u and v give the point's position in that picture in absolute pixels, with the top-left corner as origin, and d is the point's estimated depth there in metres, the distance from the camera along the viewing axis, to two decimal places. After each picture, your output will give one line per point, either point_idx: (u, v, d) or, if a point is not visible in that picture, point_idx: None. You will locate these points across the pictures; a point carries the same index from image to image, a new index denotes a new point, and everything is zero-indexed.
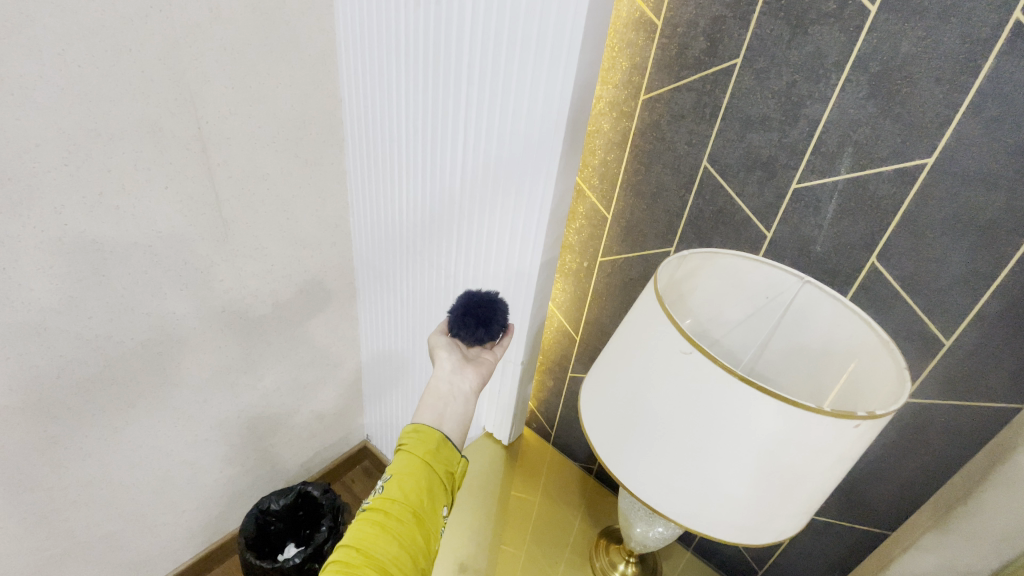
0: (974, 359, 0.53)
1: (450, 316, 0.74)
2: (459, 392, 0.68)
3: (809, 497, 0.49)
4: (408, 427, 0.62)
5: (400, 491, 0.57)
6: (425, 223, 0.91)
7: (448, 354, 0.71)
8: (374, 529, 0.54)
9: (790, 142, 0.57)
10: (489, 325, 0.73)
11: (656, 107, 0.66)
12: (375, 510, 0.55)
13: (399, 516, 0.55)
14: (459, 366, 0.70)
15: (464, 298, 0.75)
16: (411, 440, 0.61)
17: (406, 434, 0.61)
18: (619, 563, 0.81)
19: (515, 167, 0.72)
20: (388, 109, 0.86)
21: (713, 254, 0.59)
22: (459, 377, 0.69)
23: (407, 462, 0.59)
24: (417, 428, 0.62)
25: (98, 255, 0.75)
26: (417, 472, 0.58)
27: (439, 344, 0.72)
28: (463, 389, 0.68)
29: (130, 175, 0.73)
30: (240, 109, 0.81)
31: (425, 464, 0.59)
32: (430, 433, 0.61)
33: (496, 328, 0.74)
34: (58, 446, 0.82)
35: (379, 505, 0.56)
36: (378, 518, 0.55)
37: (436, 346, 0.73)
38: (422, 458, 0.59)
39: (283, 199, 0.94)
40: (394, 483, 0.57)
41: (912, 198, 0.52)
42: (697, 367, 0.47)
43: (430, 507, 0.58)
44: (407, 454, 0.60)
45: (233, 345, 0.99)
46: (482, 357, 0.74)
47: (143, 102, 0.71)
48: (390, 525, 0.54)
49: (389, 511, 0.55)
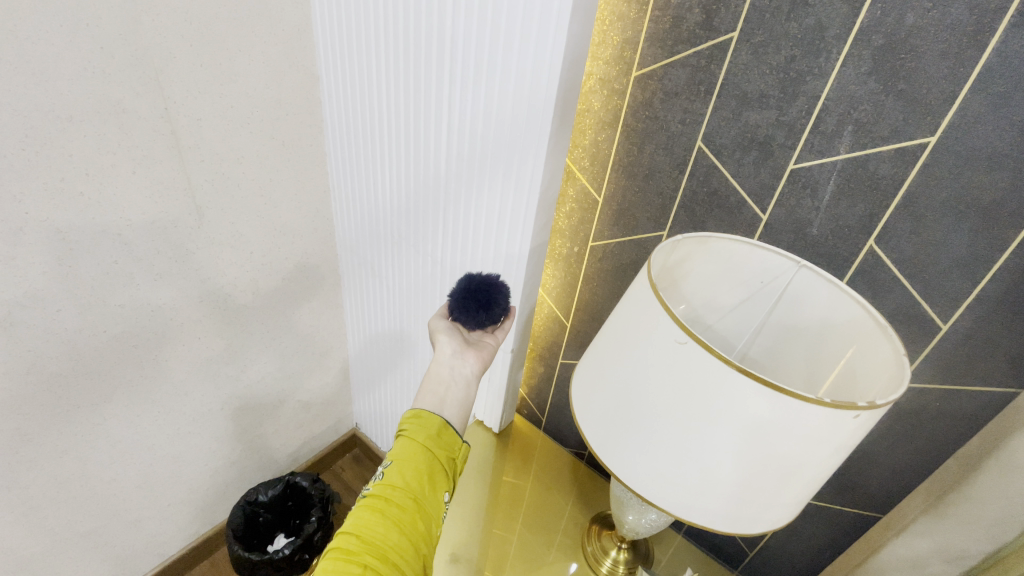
0: (971, 343, 0.52)
1: (450, 299, 0.70)
2: (460, 376, 0.66)
3: (805, 487, 0.48)
4: (407, 411, 0.61)
5: (401, 477, 0.55)
6: (410, 207, 0.87)
7: (448, 338, 0.69)
8: (374, 516, 0.52)
9: (788, 121, 0.55)
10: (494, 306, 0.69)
11: (648, 84, 0.63)
12: (375, 497, 0.54)
13: (400, 503, 0.53)
14: (460, 350, 0.68)
15: (464, 280, 0.70)
16: (411, 425, 0.59)
17: (406, 419, 0.60)
18: (611, 549, 0.81)
19: (503, 148, 0.69)
20: (368, 86, 0.82)
21: (706, 239, 0.57)
22: (460, 362, 0.67)
23: (408, 447, 0.57)
24: (418, 413, 0.60)
25: (63, 245, 0.71)
26: (419, 457, 0.57)
27: (439, 328, 0.70)
28: (464, 374, 0.67)
29: (93, 159, 0.69)
30: (211, 89, 0.77)
31: (426, 449, 0.57)
32: (430, 418, 0.60)
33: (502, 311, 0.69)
34: (34, 444, 0.79)
35: (379, 492, 0.54)
36: (378, 505, 0.53)
37: (436, 330, 0.70)
38: (423, 444, 0.57)
39: (260, 184, 0.90)
40: (395, 469, 0.56)
41: (913, 178, 0.50)
42: (692, 357, 0.45)
43: (431, 493, 0.56)
44: (407, 439, 0.58)
45: (213, 335, 0.95)
46: (483, 341, 0.72)
47: (105, 82, 0.66)
48: (391, 512, 0.53)
49: (389, 498, 0.54)
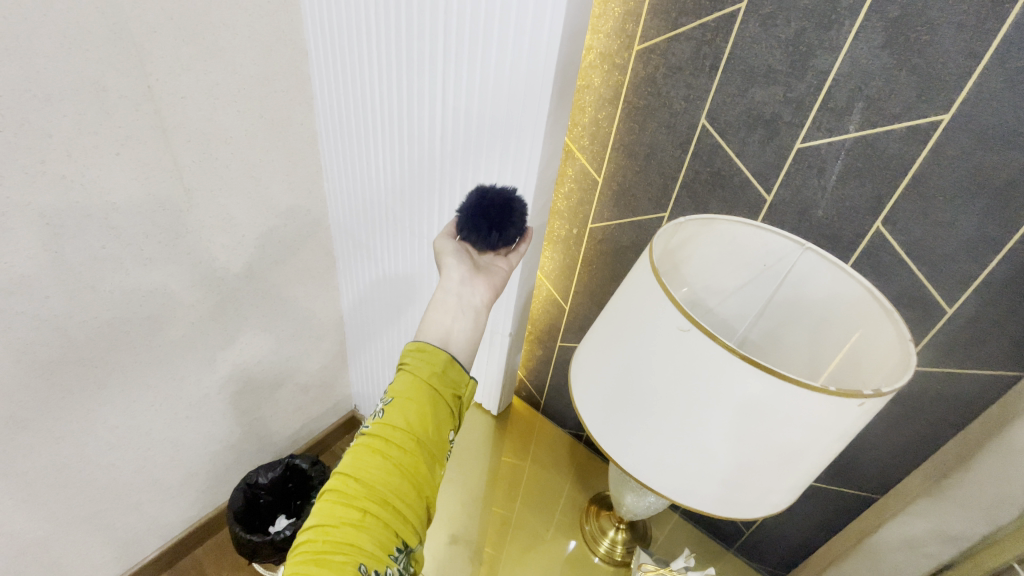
0: (975, 326, 0.52)
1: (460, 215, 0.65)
2: (469, 306, 0.63)
3: (806, 472, 0.48)
4: (410, 344, 0.57)
5: (403, 418, 0.52)
6: (404, 187, 0.85)
7: (456, 263, 0.64)
8: (374, 458, 0.50)
9: (795, 98, 0.53)
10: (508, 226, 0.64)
11: (651, 59, 0.60)
12: (375, 437, 0.51)
13: (402, 444, 0.51)
14: (469, 277, 0.64)
15: (476, 193, 0.65)
16: (414, 360, 0.56)
17: (409, 352, 0.56)
18: (608, 530, 0.82)
19: (500, 127, 0.67)
20: (358, 63, 0.79)
21: (709, 221, 0.55)
22: (469, 290, 0.63)
23: (410, 383, 0.54)
24: (422, 347, 0.56)
25: (47, 230, 0.69)
26: (422, 395, 0.53)
27: (446, 249, 0.65)
28: (474, 303, 0.63)
29: (74, 141, 0.66)
30: (196, 65, 0.74)
31: (430, 387, 0.54)
32: (436, 353, 0.56)
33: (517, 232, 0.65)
34: (29, 431, 0.78)
35: (379, 432, 0.52)
36: (378, 445, 0.51)
37: (443, 251, 0.65)
38: (427, 381, 0.54)
39: (250, 165, 0.87)
40: (395, 408, 0.53)
41: (924, 157, 0.48)
42: (695, 345, 0.44)
43: (435, 434, 0.54)
44: (409, 375, 0.55)
45: (207, 320, 0.94)
46: (494, 266, 0.67)
47: (83, 58, 0.63)
48: (392, 454, 0.51)
49: (389, 439, 0.51)
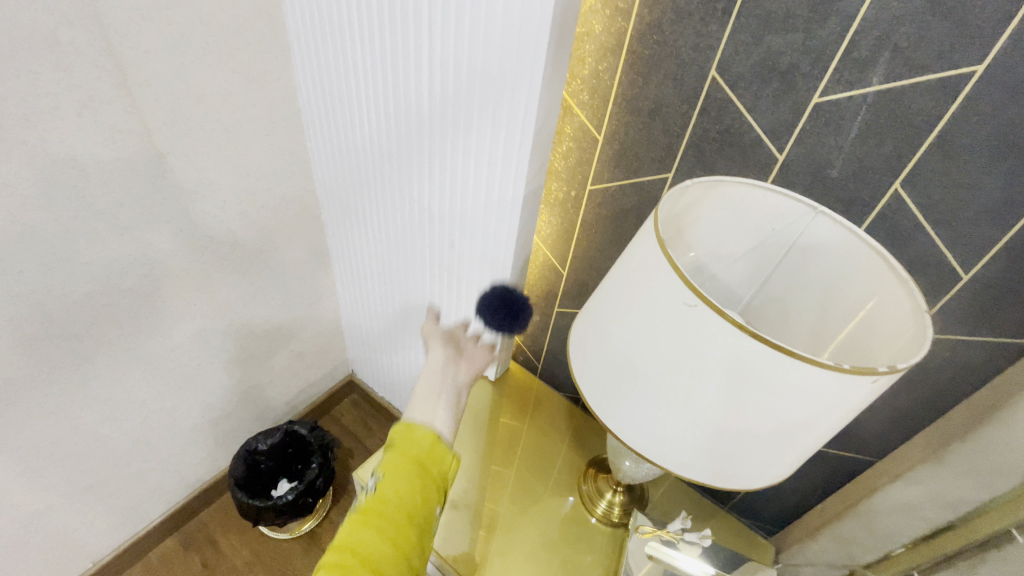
0: (990, 294, 0.49)
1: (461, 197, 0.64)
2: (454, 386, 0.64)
3: (811, 446, 0.47)
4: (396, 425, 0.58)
5: (392, 494, 0.53)
6: (391, 149, 0.80)
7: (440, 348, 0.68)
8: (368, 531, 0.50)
9: (815, 47, 0.48)
10: (513, 319, 0.76)
11: (658, 2, 0.55)
12: (366, 513, 0.51)
13: (393, 518, 0.51)
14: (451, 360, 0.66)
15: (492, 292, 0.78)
16: (400, 440, 0.57)
17: (395, 433, 0.58)
18: (606, 492, 0.84)
19: (492, 82, 0.62)
20: (336, 10, 0.72)
21: (717, 183, 0.52)
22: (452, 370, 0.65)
23: (396, 464, 0.55)
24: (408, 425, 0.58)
25: (12, 201, 0.65)
26: (407, 470, 0.54)
27: None
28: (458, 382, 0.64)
29: (29, 103, 0.61)
30: (158, 15, 0.67)
31: (415, 462, 0.55)
32: (421, 431, 0.57)
33: (514, 329, 0.75)
34: (19, 407, 0.77)
35: (369, 508, 0.52)
36: (371, 518, 0.51)
37: None
38: (412, 457, 0.55)
39: (226, 126, 0.82)
40: (384, 483, 0.54)
41: (952, 112, 0.45)
42: (702, 322, 0.42)
43: (426, 504, 0.54)
44: (396, 454, 0.56)
45: (193, 290, 0.91)
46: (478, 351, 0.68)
47: (30, 9, 0.57)
48: (384, 525, 0.51)
49: (380, 512, 0.51)
